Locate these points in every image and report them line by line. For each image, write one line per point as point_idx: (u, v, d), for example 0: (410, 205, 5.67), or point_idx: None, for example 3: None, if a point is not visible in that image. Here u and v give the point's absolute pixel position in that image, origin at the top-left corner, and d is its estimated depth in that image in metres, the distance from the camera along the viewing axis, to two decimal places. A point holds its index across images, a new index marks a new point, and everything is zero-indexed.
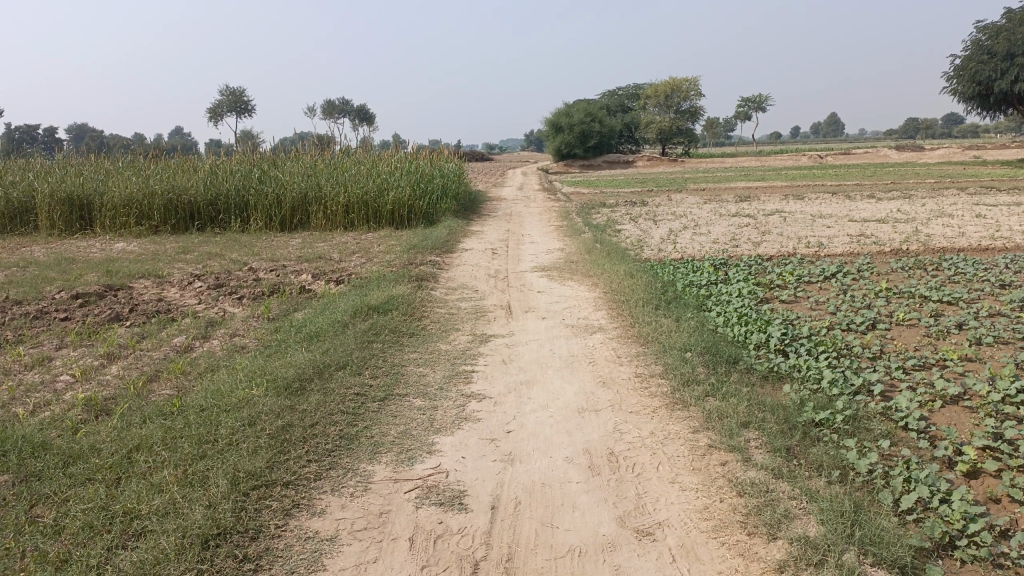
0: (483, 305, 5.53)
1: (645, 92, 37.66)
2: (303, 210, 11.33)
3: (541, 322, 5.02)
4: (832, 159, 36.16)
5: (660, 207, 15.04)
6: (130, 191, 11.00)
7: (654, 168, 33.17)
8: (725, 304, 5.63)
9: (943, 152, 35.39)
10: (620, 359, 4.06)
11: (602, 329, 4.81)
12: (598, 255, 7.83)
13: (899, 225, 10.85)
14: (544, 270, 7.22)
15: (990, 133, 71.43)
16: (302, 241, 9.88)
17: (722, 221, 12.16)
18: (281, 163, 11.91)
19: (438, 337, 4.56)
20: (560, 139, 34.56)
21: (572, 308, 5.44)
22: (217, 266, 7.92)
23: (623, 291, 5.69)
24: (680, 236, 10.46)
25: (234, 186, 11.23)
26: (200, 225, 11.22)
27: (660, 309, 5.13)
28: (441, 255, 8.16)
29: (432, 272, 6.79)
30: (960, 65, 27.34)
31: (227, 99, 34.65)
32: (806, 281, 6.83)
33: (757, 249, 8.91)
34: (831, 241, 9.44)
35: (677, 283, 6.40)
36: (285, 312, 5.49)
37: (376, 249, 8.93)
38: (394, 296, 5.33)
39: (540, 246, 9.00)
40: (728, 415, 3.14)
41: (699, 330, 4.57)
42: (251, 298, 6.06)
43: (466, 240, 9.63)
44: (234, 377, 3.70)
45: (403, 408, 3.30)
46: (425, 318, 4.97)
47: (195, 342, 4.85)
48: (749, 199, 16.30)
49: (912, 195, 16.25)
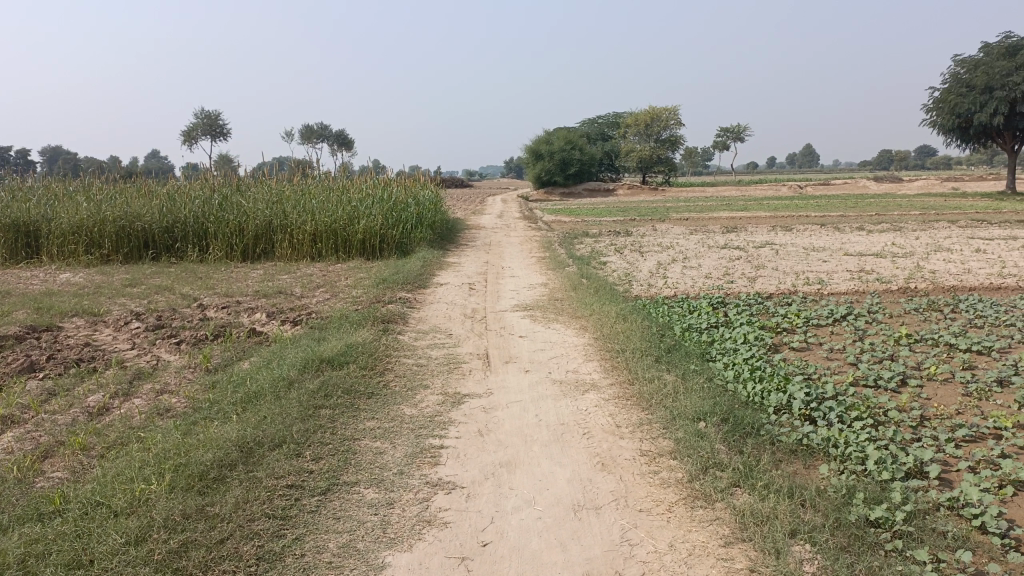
0: (457, 354, 4.81)
1: (625, 121, 37.40)
2: (267, 238, 10.58)
3: (524, 377, 4.31)
4: (813, 189, 36.06)
5: (645, 237, 14.50)
6: (79, 217, 10.21)
7: (634, 197, 32.82)
8: (732, 353, 4.97)
9: (922, 184, 35.33)
10: (620, 431, 3.36)
11: (595, 387, 4.11)
12: (585, 292, 7.16)
13: (898, 260, 10.30)
14: (526, 309, 6.53)
15: (964, 165, 72.40)
16: (264, 273, 9.14)
17: (712, 253, 11.58)
18: (245, 188, 11.17)
19: (402, 397, 3.83)
20: (539, 167, 34.14)
21: (559, 358, 4.74)
22: (163, 302, 7.14)
23: (617, 338, 5.01)
24: (670, 269, 9.85)
25: (192, 213, 10.47)
26: (155, 253, 10.43)
27: (661, 361, 4.46)
28: (413, 291, 7.44)
29: (400, 312, 6.08)
30: (939, 98, 27.32)
31: (203, 122, 34.01)
32: (815, 325, 6.20)
33: (754, 286, 8.30)
34: (831, 277, 8.86)
35: (675, 327, 5.73)
36: (227, 362, 4.73)
37: (343, 282, 8.21)
38: (354, 343, 4.60)
39: (521, 281, 8.32)
40: (768, 519, 2.46)
41: (710, 391, 3.90)
42: (192, 342, 5.30)
43: (441, 273, 8.95)
44: (141, 457, 2.94)
45: (349, 506, 2.57)
46: (389, 371, 4.25)
47: (114, 401, 4.08)
48: (736, 229, 15.79)
49: (904, 227, 15.83)
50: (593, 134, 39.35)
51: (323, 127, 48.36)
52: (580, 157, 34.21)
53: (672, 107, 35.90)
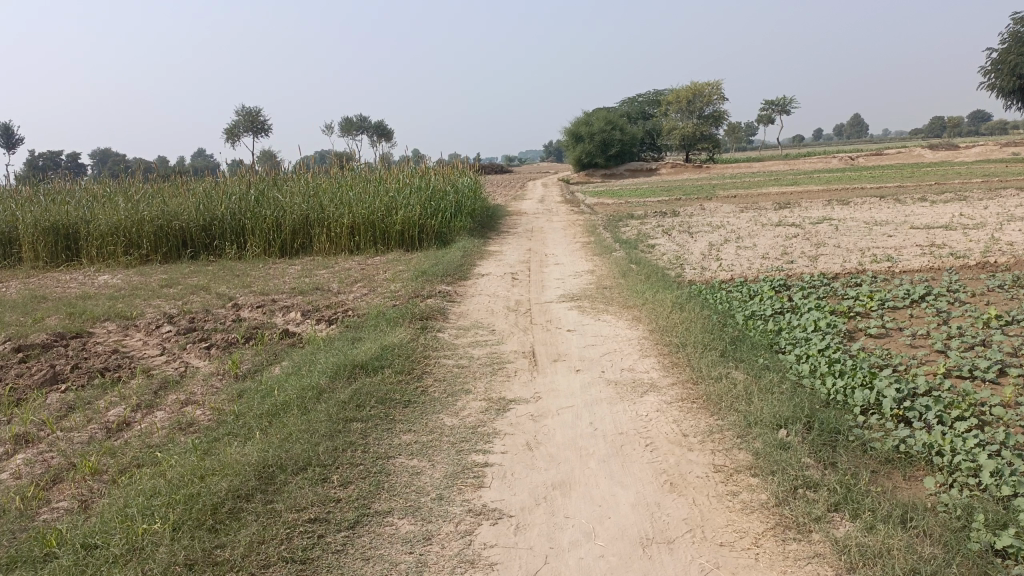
0: (500, 353, 4.44)
1: (666, 99, 36.52)
2: (305, 233, 10.34)
3: (575, 378, 3.92)
4: (865, 160, 34.76)
5: (693, 218, 13.94)
6: (117, 218, 10.10)
7: (678, 176, 32.04)
8: (804, 343, 4.50)
9: (982, 150, 33.77)
10: (688, 442, 2.96)
11: (655, 388, 3.70)
12: (636, 279, 6.71)
13: (970, 232, 9.61)
14: (572, 300, 6.12)
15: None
16: (301, 269, 8.89)
17: (766, 231, 11.01)
18: (281, 182, 10.94)
19: (442, 406, 3.48)
20: (580, 149, 33.54)
21: (612, 354, 4.34)
22: (197, 302, 6.92)
23: (675, 330, 4.59)
24: (723, 251, 9.33)
25: (229, 209, 10.28)
26: (193, 252, 10.27)
27: (728, 357, 4.02)
28: (453, 284, 7.10)
29: (440, 307, 5.72)
30: (998, 59, 25.96)
31: (244, 119, 34.14)
32: (890, 307, 5.67)
33: (816, 265, 7.75)
34: (899, 253, 8.26)
35: (737, 316, 5.28)
36: (256, 368, 4.43)
37: (381, 276, 7.91)
38: (389, 345, 4.26)
39: (566, 268, 7.92)
40: (878, 557, 2.04)
41: (788, 392, 3.46)
42: (222, 346, 5.02)
43: (483, 262, 8.60)
44: (152, 483, 2.64)
45: (380, 542, 2.22)
46: (427, 376, 3.90)
47: (136, 415, 3.81)
48: (789, 206, 15.08)
49: (970, 196, 14.93)
50: (634, 114, 38.50)
51: (362, 119, 48.28)
52: (622, 137, 33.49)
53: (715, 82, 34.92)
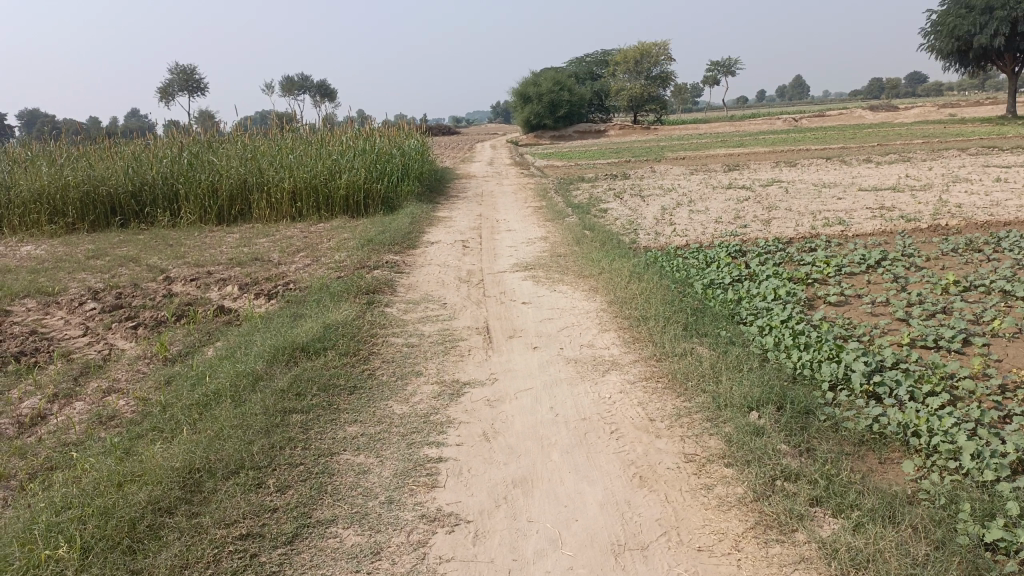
0: (453, 329, 4.19)
1: (615, 59, 36.17)
2: (243, 199, 9.84)
3: (532, 356, 3.70)
4: (809, 121, 35.12)
5: (644, 180, 13.79)
6: (38, 184, 9.46)
7: (627, 137, 31.92)
8: (766, 313, 4.36)
9: (920, 111, 34.44)
10: (656, 428, 2.77)
11: (617, 366, 3.50)
12: (590, 246, 6.50)
13: (918, 194, 9.65)
14: (526, 269, 5.88)
15: (958, 91, 71.18)
16: (239, 237, 8.45)
17: (718, 194, 10.92)
18: (217, 144, 10.38)
19: (391, 391, 3.22)
20: (528, 110, 33.09)
21: (570, 329, 4.13)
22: (126, 276, 6.47)
23: (634, 301, 4.39)
24: (677, 215, 9.19)
25: (160, 174, 9.71)
26: (123, 220, 9.69)
27: (692, 331, 3.85)
28: (401, 253, 6.79)
29: (387, 279, 5.42)
30: (939, 21, 26.32)
31: (178, 77, 32.68)
32: (848, 273, 5.58)
33: (770, 229, 7.67)
34: (851, 216, 8.23)
35: (695, 284, 5.12)
36: (188, 350, 4.09)
37: (325, 245, 7.54)
38: (333, 323, 3.96)
39: (519, 235, 7.68)
40: (869, 561, 1.89)
41: (756, 369, 3.30)
42: (150, 325, 4.65)
43: (432, 229, 8.29)
44: (62, 491, 2.35)
45: (322, 559, 1.98)
46: (375, 357, 3.63)
47: (51, 406, 3.45)
48: (738, 168, 15.06)
49: (914, 157, 15.11)
50: (582, 74, 38.08)
51: (303, 78, 46.64)
52: (570, 98, 33.12)
53: (663, 42, 34.70)
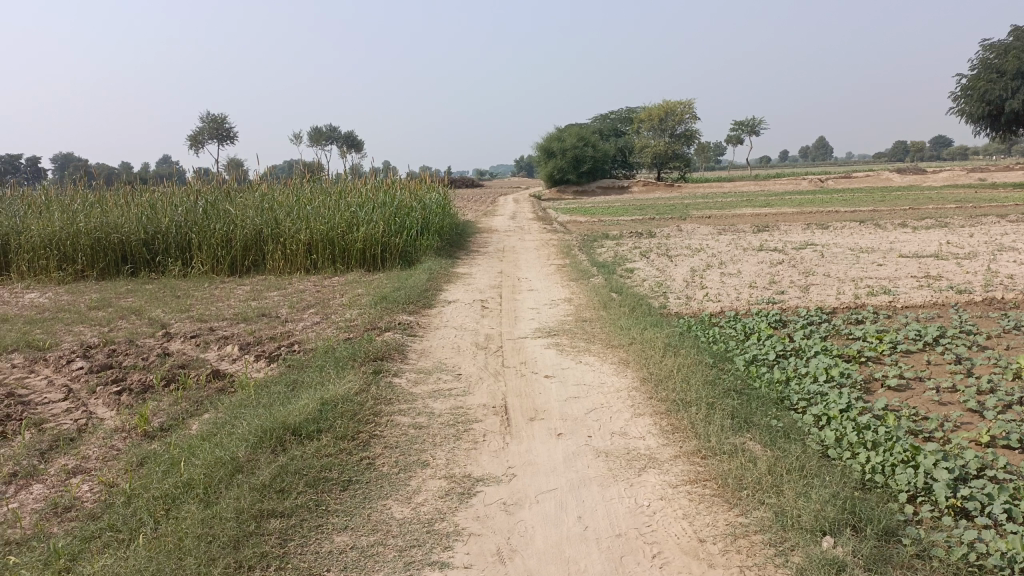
0: (467, 408, 3.72)
1: (639, 116, 36.23)
2: (257, 249, 9.53)
3: (557, 446, 3.23)
4: (835, 183, 34.72)
5: (671, 239, 13.39)
6: (50, 230, 9.25)
7: (651, 194, 31.68)
8: (820, 399, 3.86)
9: (948, 175, 33.92)
10: (709, 555, 2.28)
11: (655, 462, 3.02)
12: (618, 311, 6.05)
13: (964, 263, 9.13)
14: (549, 336, 5.43)
15: (985, 156, 70.79)
16: (250, 290, 8.11)
17: (750, 256, 10.47)
18: (234, 193, 10.14)
19: (391, 487, 2.76)
20: (552, 164, 33.07)
21: (599, 412, 3.65)
22: (125, 330, 6.10)
23: (672, 381, 3.92)
24: (708, 277, 8.74)
25: (174, 222, 9.46)
26: (133, 269, 9.42)
27: (741, 420, 3.38)
28: (416, 313, 6.39)
29: (398, 344, 4.99)
30: (968, 85, 26.08)
31: (208, 125, 33.04)
32: (904, 351, 5.08)
33: (810, 297, 7.18)
34: (895, 285, 7.74)
35: (737, 360, 4.63)
36: (171, 424, 3.66)
37: (337, 301, 7.16)
38: (332, 400, 3.52)
39: (541, 296, 7.25)
40: None
41: (822, 474, 2.81)
42: (136, 391, 4.24)
43: (450, 287, 7.90)
44: None
45: None
46: (376, 443, 3.17)
47: (5, 489, 3.03)
48: (767, 228, 14.62)
49: (951, 223, 14.59)
50: (607, 130, 38.14)
51: (331, 128, 47.24)
52: (594, 154, 33.09)
53: (688, 100, 34.75)
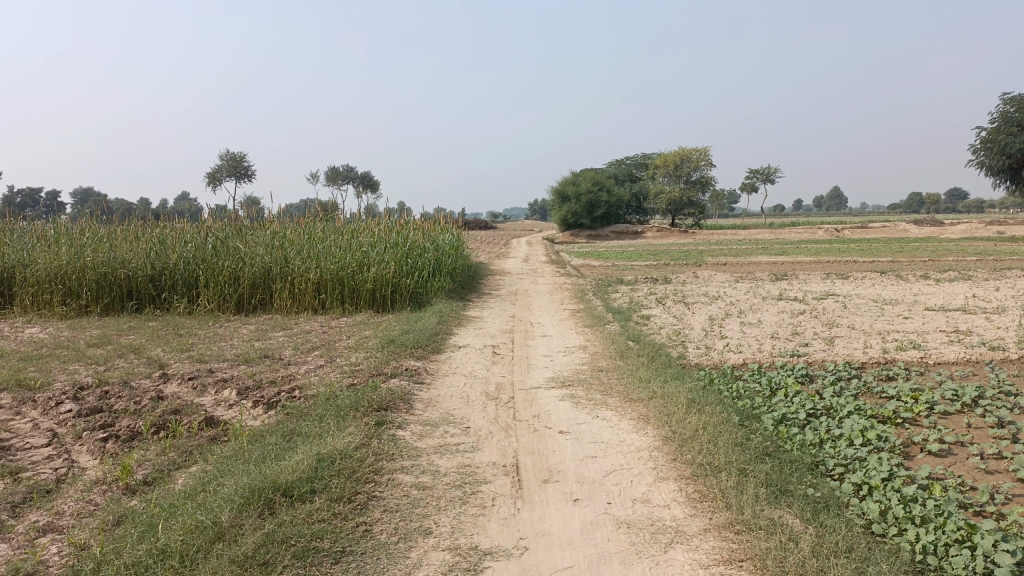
0: (475, 467, 3.43)
1: (654, 162, 36.26)
2: (265, 288, 9.33)
3: (573, 514, 2.93)
4: (852, 233, 34.44)
5: (687, 286, 13.12)
6: (57, 264, 9.11)
7: (665, 240, 31.52)
8: (859, 466, 3.55)
9: (966, 227, 33.55)
10: None
11: (682, 536, 2.72)
12: (636, 361, 5.76)
13: (994, 318, 8.79)
14: (563, 386, 5.14)
15: (1000, 209, 70.43)
16: (255, 330, 7.89)
17: (770, 306, 10.18)
18: (245, 231, 10.00)
19: (387, 559, 2.48)
20: (566, 209, 33.05)
21: (619, 474, 3.36)
22: (122, 370, 5.87)
23: (697, 441, 3.62)
24: (727, 327, 8.45)
25: (182, 259, 9.30)
26: (139, 305, 9.23)
27: (776, 490, 3.07)
28: (425, 358, 6.13)
29: (404, 392, 4.72)
30: (987, 137, 25.89)
31: (226, 164, 33.28)
32: (942, 413, 4.75)
33: (836, 351, 6.88)
34: (925, 340, 7.41)
35: (765, 419, 4.32)
36: (156, 478, 3.40)
37: (343, 343, 6.92)
38: (329, 456, 3.25)
39: (555, 343, 6.98)
40: None
41: (872, 556, 2.50)
42: (124, 439, 3.98)
43: (460, 331, 7.64)
44: None
45: None
46: (374, 506, 2.89)
47: None
48: (786, 277, 14.32)
49: (974, 275, 14.25)
50: (621, 176, 38.22)
51: (348, 169, 47.67)
52: (608, 199, 33.06)
53: (703, 147, 34.76)
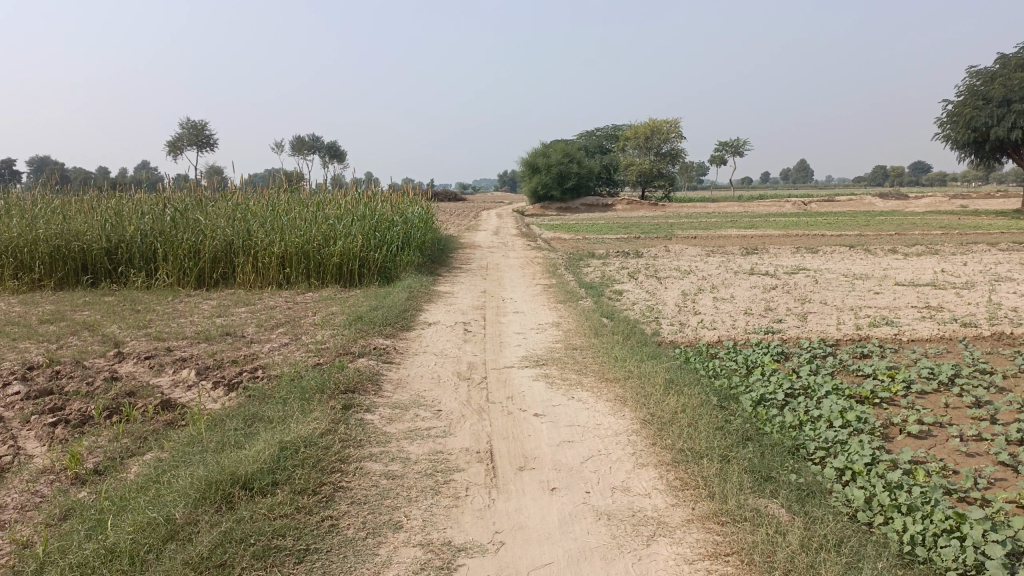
0: (447, 454, 3.28)
1: (624, 134, 36.08)
2: (228, 261, 9.03)
3: (551, 505, 2.80)
4: (819, 206, 34.71)
5: (659, 260, 13.05)
6: (7, 235, 8.71)
7: (635, 213, 31.48)
8: (841, 450, 3.47)
9: (930, 201, 33.98)
10: None
11: (665, 528, 2.60)
12: (611, 339, 5.64)
13: (964, 293, 8.83)
14: (537, 365, 5.00)
15: (962, 183, 71.62)
16: (217, 305, 7.62)
17: (742, 280, 10.13)
18: (206, 202, 9.66)
19: (355, 557, 2.32)
20: (536, 180, 32.81)
21: (597, 461, 3.23)
22: (75, 349, 5.59)
23: (677, 425, 3.50)
24: (701, 302, 8.38)
25: (140, 231, 8.96)
26: (95, 279, 8.89)
27: (760, 478, 2.98)
28: (394, 335, 5.94)
29: (373, 373, 4.54)
30: (952, 112, 26.11)
31: (189, 132, 32.38)
32: (919, 392, 4.70)
33: (811, 327, 6.82)
34: (897, 316, 7.40)
35: (744, 400, 4.23)
36: (107, 467, 3.19)
37: (309, 320, 6.69)
38: (293, 444, 3.07)
39: (528, 320, 6.83)
40: None
41: (862, 551, 2.41)
42: (74, 424, 3.75)
43: (431, 306, 7.46)
44: None
45: None
46: (341, 499, 2.73)
47: None
48: (756, 251, 14.33)
49: (941, 249, 14.38)
50: (592, 148, 38.03)
51: (315, 138, 46.79)
52: (578, 171, 32.87)
53: (673, 120, 34.64)
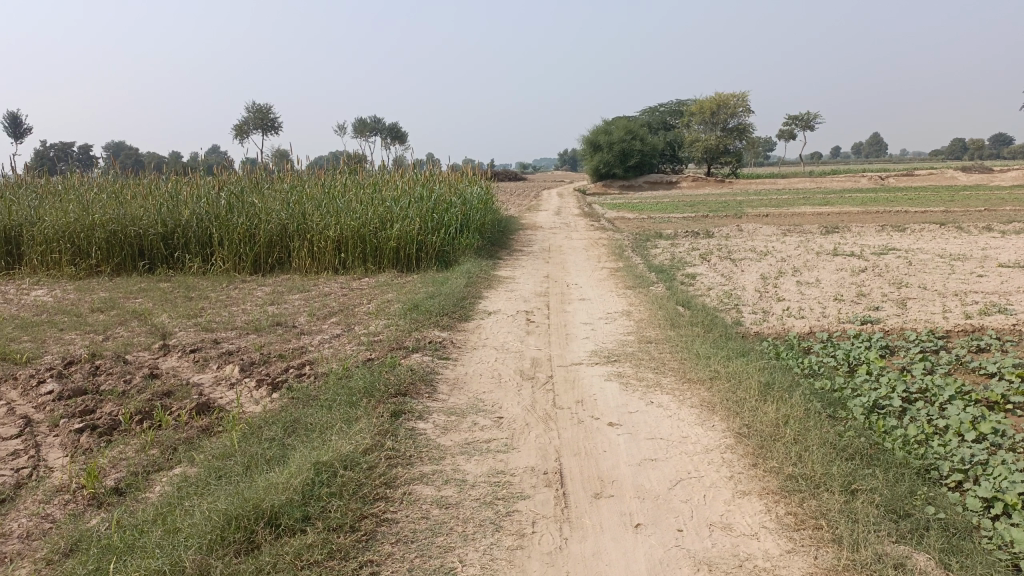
0: (510, 475, 2.81)
1: (689, 109, 34.84)
2: (283, 246, 8.77)
3: (635, 548, 2.30)
4: (897, 181, 32.90)
5: (731, 240, 12.30)
6: (64, 221, 8.62)
7: (700, 190, 30.38)
8: (984, 473, 2.85)
9: (1018, 173, 31.79)
10: None
11: None
12: (689, 332, 5.08)
13: None
14: (608, 362, 4.49)
15: None
16: (271, 291, 7.33)
17: (826, 262, 9.36)
18: (262, 184, 9.40)
19: None
20: (598, 158, 32.01)
21: (688, 486, 2.72)
22: (119, 341, 5.32)
23: (781, 444, 2.94)
24: (784, 287, 7.69)
25: (195, 215, 8.75)
26: (150, 264, 8.73)
27: (895, 516, 2.42)
28: (451, 326, 5.51)
29: (427, 372, 4.10)
30: None
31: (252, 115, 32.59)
32: None
33: (914, 316, 6.10)
34: (1011, 303, 6.59)
35: (852, 406, 3.63)
36: (128, 487, 2.83)
37: (363, 308, 6.31)
38: (331, 465, 2.64)
39: (595, 308, 6.30)
40: None
41: None
42: (102, 430, 3.42)
43: (491, 294, 6.99)
44: None
45: None
46: (383, 538, 2.29)
47: None
48: (837, 230, 13.39)
49: None
50: (655, 124, 36.99)
51: (378, 121, 46.86)
52: (642, 147, 31.93)
53: (741, 93, 33.27)
